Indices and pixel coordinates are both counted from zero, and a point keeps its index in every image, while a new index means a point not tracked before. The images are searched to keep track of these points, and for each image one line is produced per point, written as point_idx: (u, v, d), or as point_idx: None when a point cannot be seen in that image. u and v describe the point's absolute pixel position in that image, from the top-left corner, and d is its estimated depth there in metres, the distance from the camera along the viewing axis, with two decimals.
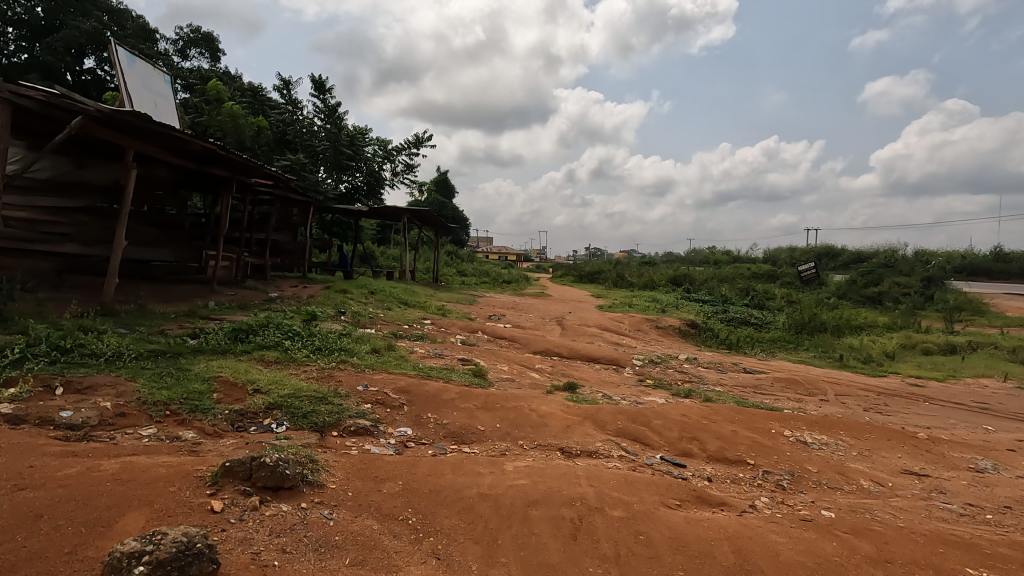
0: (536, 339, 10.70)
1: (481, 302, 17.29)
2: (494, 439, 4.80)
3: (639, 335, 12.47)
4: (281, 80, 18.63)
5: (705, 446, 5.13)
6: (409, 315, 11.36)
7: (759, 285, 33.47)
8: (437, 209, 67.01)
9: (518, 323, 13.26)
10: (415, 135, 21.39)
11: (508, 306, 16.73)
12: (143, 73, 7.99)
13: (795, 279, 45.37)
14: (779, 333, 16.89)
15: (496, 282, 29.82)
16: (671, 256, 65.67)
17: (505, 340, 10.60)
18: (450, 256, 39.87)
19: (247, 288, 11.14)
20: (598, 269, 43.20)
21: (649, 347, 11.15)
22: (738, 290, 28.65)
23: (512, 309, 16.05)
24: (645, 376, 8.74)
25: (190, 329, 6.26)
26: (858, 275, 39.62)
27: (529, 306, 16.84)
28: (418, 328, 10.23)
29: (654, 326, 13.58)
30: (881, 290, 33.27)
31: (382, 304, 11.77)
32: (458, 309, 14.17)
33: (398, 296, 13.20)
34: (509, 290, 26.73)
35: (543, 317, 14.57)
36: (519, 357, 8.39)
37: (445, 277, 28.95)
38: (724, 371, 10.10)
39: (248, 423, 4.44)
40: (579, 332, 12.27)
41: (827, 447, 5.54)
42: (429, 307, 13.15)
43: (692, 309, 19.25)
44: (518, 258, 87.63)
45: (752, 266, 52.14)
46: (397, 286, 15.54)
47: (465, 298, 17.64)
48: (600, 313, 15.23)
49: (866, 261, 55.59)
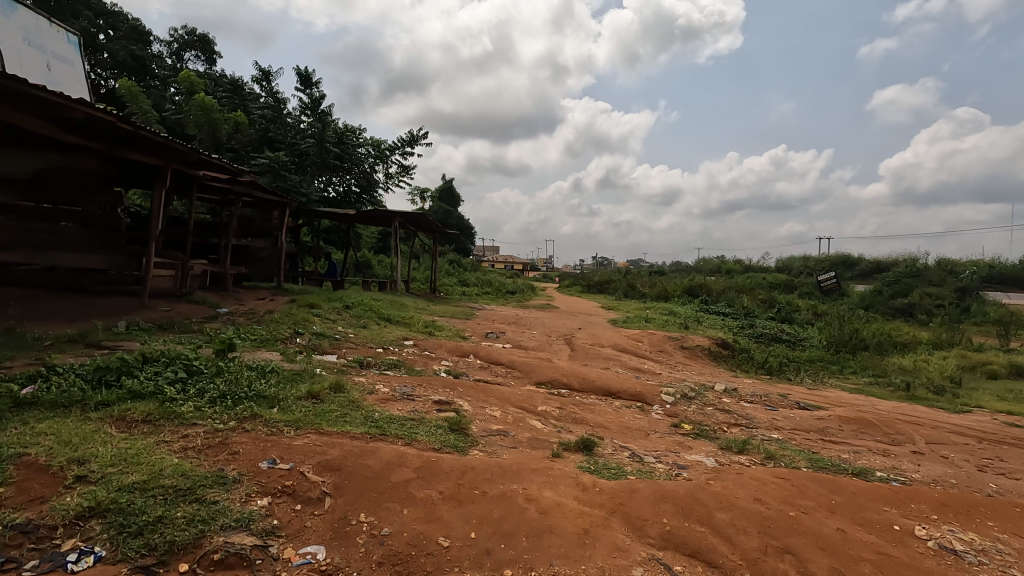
0: (540, 365, 8.75)
1: (478, 316, 15.40)
2: (462, 569, 2.86)
3: (661, 359, 10.50)
4: (260, 71, 16.91)
5: (805, 568, 3.19)
6: (387, 336, 9.42)
7: (780, 296, 31.42)
8: (441, 218, 65.46)
9: (519, 342, 11.32)
10: (410, 133, 19.63)
11: (509, 321, 14.79)
12: (28, 24, 6.43)
13: (815, 290, 43.13)
14: (817, 352, 14.85)
15: (499, 293, 27.87)
16: (681, 265, 63.65)
17: (502, 366, 8.66)
18: (451, 265, 38.01)
19: (192, 302, 9.28)
20: (607, 278, 41.19)
21: (677, 376, 9.19)
22: (760, 303, 26.61)
23: (514, 324, 14.12)
24: (680, 419, 6.77)
25: (40, 366, 4.36)
26: (883, 286, 37.45)
27: (533, 322, 14.91)
28: (395, 353, 8.31)
29: (678, 346, 11.60)
30: (911, 302, 31.09)
31: (356, 321, 9.87)
32: (451, 326, 12.25)
33: (379, 311, 11.29)
34: (513, 301, 24.75)
35: (549, 335, 12.61)
36: (517, 395, 6.43)
37: (445, 287, 27.03)
38: (774, 407, 8.10)
39: (24, 557, 2.53)
40: (591, 355, 10.32)
41: (989, 559, 3.56)
42: (415, 324, 11.20)
43: (715, 324, 17.28)
44: (525, 267, 86.01)
45: (769, 276, 49.95)
46: (383, 299, 13.60)
47: (461, 312, 15.75)
48: (614, 330, 13.26)
49: (886, 271, 53.33)
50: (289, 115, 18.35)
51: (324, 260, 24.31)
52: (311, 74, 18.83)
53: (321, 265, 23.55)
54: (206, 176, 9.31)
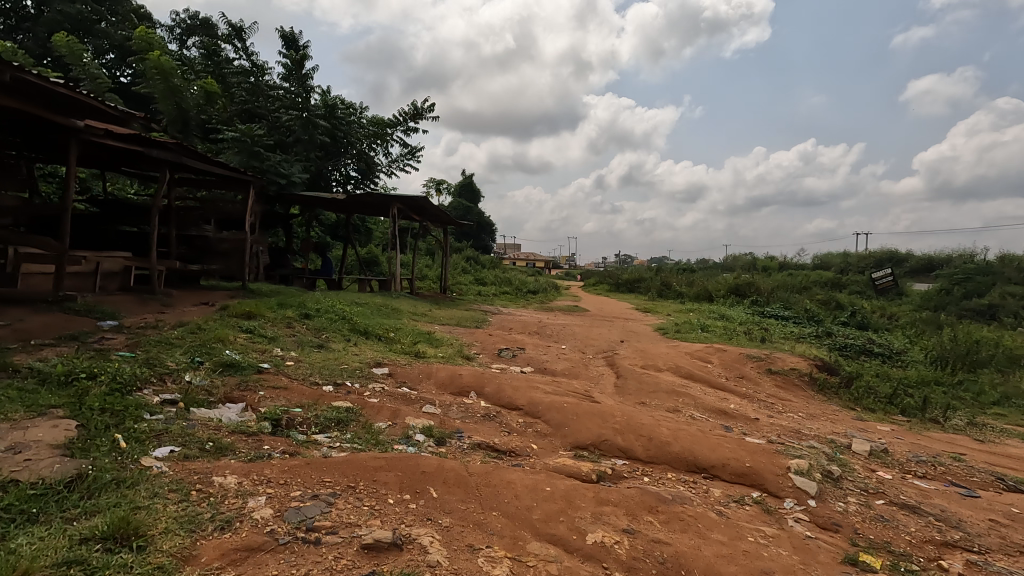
0: (579, 409, 5.66)
1: (492, 323, 12.39)
2: None
3: (747, 394, 7.31)
4: (230, 28, 14.22)
5: None
6: (351, 361, 6.43)
7: (838, 295, 27.76)
8: (460, 214, 62.80)
9: (544, 365, 8.24)
10: (413, 105, 16.70)
11: (530, 330, 11.73)
12: None
13: (868, 288, 39.04)
14: (932, 372, 11.45)
15: (520, 293, 24.82)
16: (714, 263, 59.83)
17: (519, 414, 5.62)
18: (467, 262, 35.05)
19: (73, 310, 6.43)
20: (638, 275, 37.79)
21: (786, 429, 6.03)
22: (820, 304, 23.06)
23: (536, 335, 11.04)
24: (849, 540, 3.62)
25: None
26: (951, 283, 33.35)
27: (561, 330, 11.80)
28: (351, 395, 5.30)
29: (765, 371, 8.37)
30: (992, 302, 27.07)
31: (311, 340, 6.93)
32: (454, 340, 9.28)
33: (353, 321, 8.34)
34: (536, 302, 21.68)
35: (583, 352, 9.50)
36: (543, 500, 3.37)
37: (458, 287, 24.04)
38: (970, 491, 4.88)
39: None
40: (648, 387, 7.19)
41: None
42: (402, 340, 8.19)
43: (787, 333, 13.97)
44: (547, 265, 82.97)
45: (814, 273, 45.84)
46: (369, 303, 10.67)
47: (471, 318, 12.77)
48: (669, 343, 10.08)
49: (944, 268, 48.74)
50: (269, 82, 15.53)
51: (318, 258, 21.44)
52: (296, 34, 15.99)
53: (314, 262, 20.67)
54: (89, 127, 6.44)
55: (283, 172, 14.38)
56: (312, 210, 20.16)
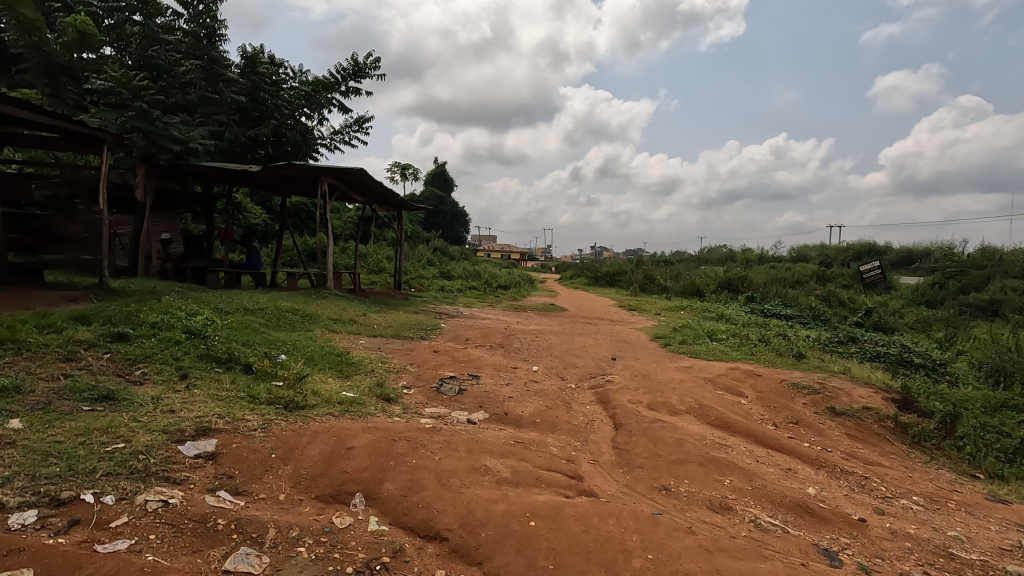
0: (558, 537, 2.93)
1: (443, 332, 9.59)
2: None
3: (819, 461, 4.65)
4: None
5: None
6: (145, 430, 3.52)
7: (834, 290, 25.69)
8: (431, 204, 59.62)
9: (503, 406, 5.46)
10: (353, 59, 13.63)
11: (492, 341, 8.95)
12: None
13: (855, 281, 37.33)
14: (1002, 393, 9.00)
15: (489, 288, 22.00)
16: (693, 256, 57.96)
17: (439, 555, 2.82)
18: (434, 254, 32.10)
19: None
20: (618, 268, 35.28)
21: (923, 550, 3.37)
22: (821, 300, 20.82)
23: (500, 351, 8.26)
24: None
25: None
26: (944, 277, 31.63)
27: (534, 341, 9.06)
28: (56, 543, 2.40)
29: (827, 412, 5.75)
30: (994, 298, 25.20)
31: (94, 385, 3.99)
32: (376, 368, 6.42)
33: (210, 343, 5.42)
34: (507, 300, 18.88)
35: (562, 380, 6.73)
36: None
37: (418, 282, 21.09)
38: None
39: None
40: (666, 453, 4.48)
41: None
42: (285, 372, 5.29)
43: (807, 340, 11.49)
44: (522, 257, 80.46)
45: (798, 265, 44.05)
46: (268, 310, 7.73)
47: (418, 324, 9.94)
48: (680, 363, 7.39)
49: (927, 260, 47.52)
50: (164, 24, 12.25)
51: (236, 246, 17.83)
52: None
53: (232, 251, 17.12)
54: None
55: (178, 137, 11.24)
56: (229, 189, 16.44)
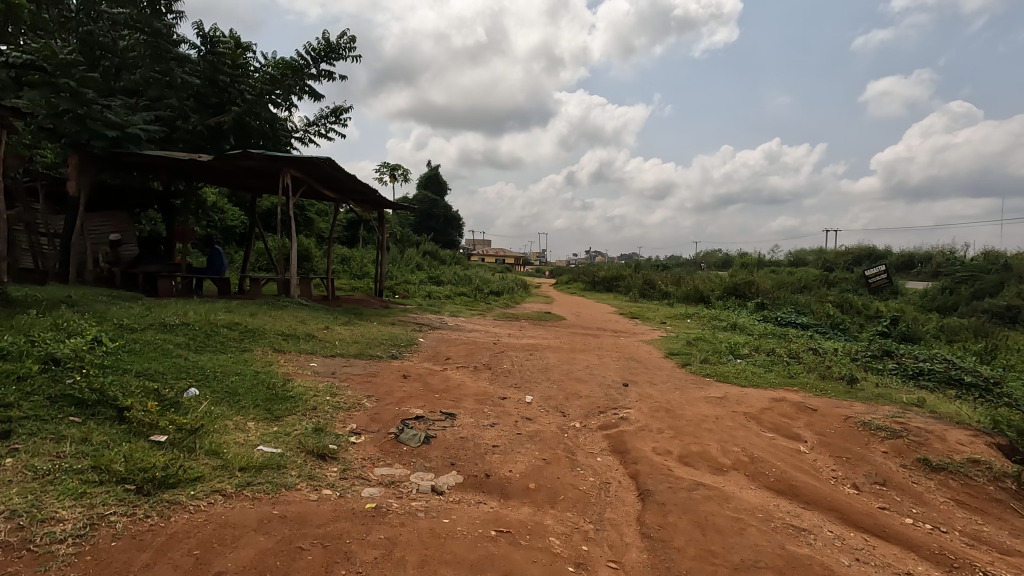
0: None
1: (420, 349, 8.10)
2: None
3: (941, 552, 3.21)
4: None
5: None
6: None
7: (844, 296, 24.37)
8: (424, 207, 58.20)
9: (485, 464, 3.98)
10: (325, 38, 12.16)
11: (478, 361, 7.47)
12: None
13: (859, 286, 36.08)
14: None
15: (480, 294, 20.50)
16: (690, 261, 56.77)
17: None
18: (424, 259, 30.61)
19: None
20: (616, 273, 33.86)
21: None
22: (834, 307, 19.46)
23: (486, 375, 6.77)
24: None
25: None
26: (954, 281, 30.35)
27: (527, 360, 7.58)
28: None
29: (917, 465, 4.32)
30: (1012, 304, 23.90)
31: None
32: (319, 405, 4.89)
33: (75, 378, 3.88)
34: (497, 308, 17.36)
35: (563, 419, 5.23)
36: None
37: (402, 288, 19.55)
38: None
39: None
40: (723, 550, 3.00)
41: None
42: (178, 418, 3.75)
43: (838, 355, 10.06)
44: (517, 262, 79.18)
45: (800, 269, 42.81)
46: (194, 326, 6.18)
47: (391, 339, 8.47)
48: (709, 393, 5.90)
49: (930, 264, 46.35)
50: None
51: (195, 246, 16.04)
52: None
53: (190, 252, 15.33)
54: None
55: (115, 120, 9.68)
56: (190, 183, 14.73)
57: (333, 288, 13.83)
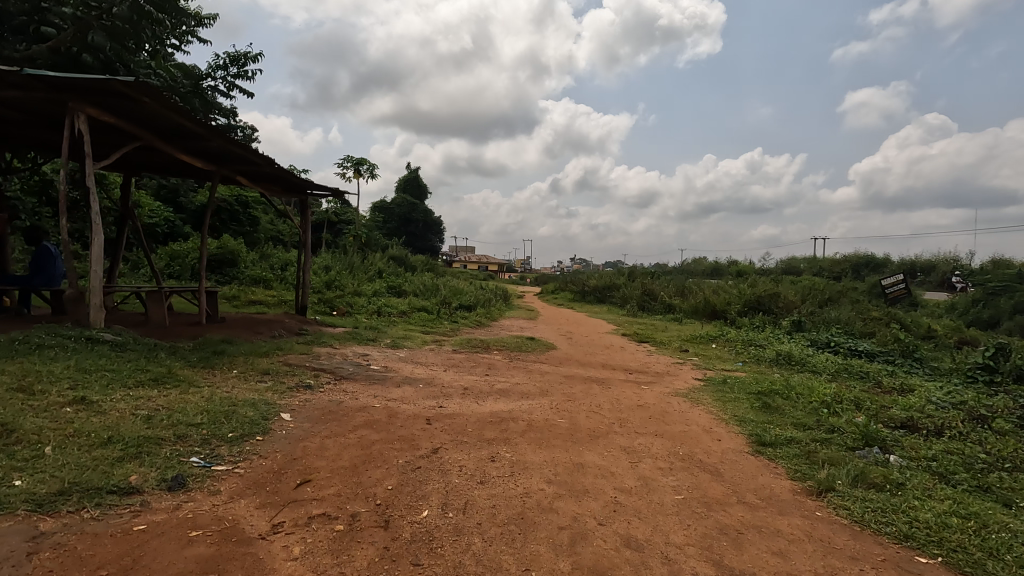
0: None
1: (265, 450, 3.88)
2: None
3: None
4: None
5: None
6: None
7: (878, 309, 20.66)
8: (400, 209, 54.10)
9: None
10: None
11: (369, 493, 3.28)
12: None
13: (874, 295, 32.68)
14: None
15: (446, 308, 16.38)
16: (682, 268, 53.32)
17: None
18: (388, 265, 26.38)
19: None
20: (609, 282, 29.84)
21: None
22: (887, 327, 15.68)
23: (362, 566, 2.58)
24: None
25: None
26: (987, 292, 26.92)
27: (484, 487, 3.43)
28: None
29: None
30: None
31: None
32: None
33: None
34: (466, 330, 13.19)
35: None
36: None
37: (346, 303, 15.36)
38: None
39: None
40: None
41: None
42: None
43: (1004, 424, 6.11)
44: (501, 269, 75.36)
45: (805, 277, 39.31)
46: None
47: (220, 422, 4.21)
48: None
49: (939, 272, 43.22)
50: None
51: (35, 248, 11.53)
52: None
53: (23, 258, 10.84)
54: None
55: None
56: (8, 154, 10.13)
57: (213, 306, 9.29)
